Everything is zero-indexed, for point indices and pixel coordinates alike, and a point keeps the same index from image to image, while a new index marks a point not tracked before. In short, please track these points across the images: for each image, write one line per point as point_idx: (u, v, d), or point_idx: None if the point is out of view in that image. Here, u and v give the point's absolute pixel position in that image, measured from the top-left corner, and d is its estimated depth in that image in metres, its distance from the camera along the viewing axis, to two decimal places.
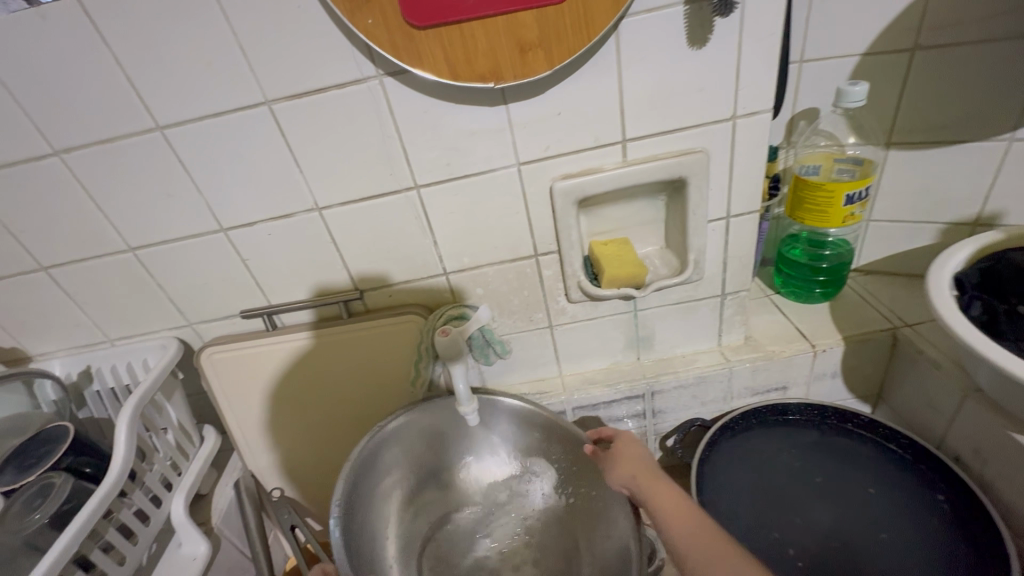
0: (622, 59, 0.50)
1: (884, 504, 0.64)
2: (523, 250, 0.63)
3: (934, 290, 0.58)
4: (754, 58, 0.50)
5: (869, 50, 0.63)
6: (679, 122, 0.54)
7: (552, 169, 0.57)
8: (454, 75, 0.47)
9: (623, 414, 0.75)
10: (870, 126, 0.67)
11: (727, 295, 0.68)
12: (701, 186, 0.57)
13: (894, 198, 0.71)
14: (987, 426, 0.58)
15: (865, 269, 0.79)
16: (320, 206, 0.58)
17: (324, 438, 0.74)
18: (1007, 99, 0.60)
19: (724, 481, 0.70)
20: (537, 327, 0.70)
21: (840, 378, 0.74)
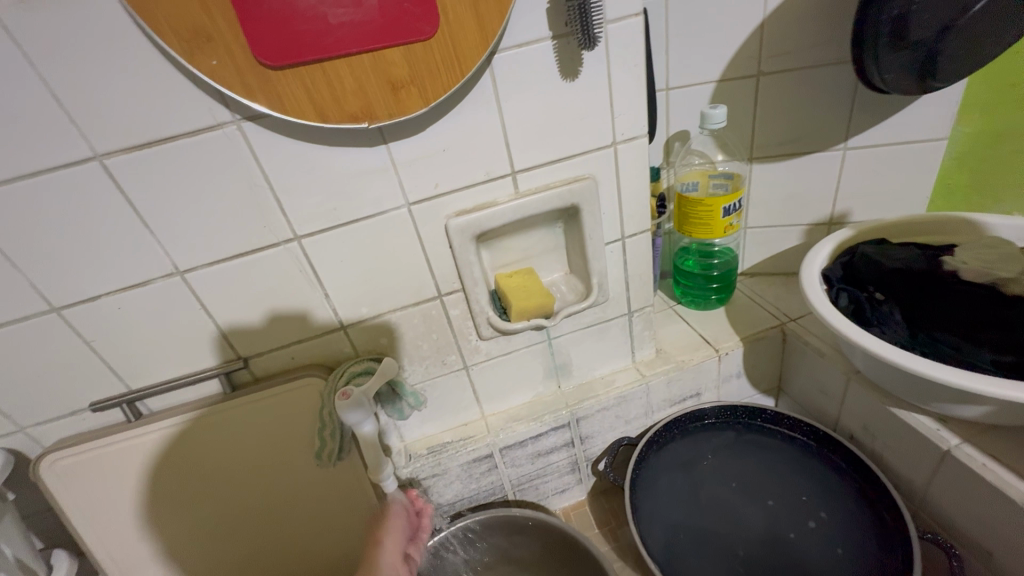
0: (499, 92, 0.49)
1: (801, 487, 0.68)
2: (425, 292, 0.59)
3: (806, 286, 0.64)
4: (625, 88, 0.53)
5: (721, 77, 0.69)
6: (564, 152, 0.55)
7: (444, 207, 0.54)
8: (322, 117, 0.44)
9: (551, 446, 0.74)
10: (733, 144, 0.74)
11: (633, 312, 0.70)
12: (593, 211, 0.58)
13: (762, 206, 0.78)
14: (868, 404, 0.63)
15: (750, 272, 0.86)
16: (181, 269, 0.50)
17: (217, 537, 0.64)
18: (836, 114, 0.69)
19: (658, 496, 0.71)
20: (452, 370, 0.66)
21: (744, 377, 0.78)
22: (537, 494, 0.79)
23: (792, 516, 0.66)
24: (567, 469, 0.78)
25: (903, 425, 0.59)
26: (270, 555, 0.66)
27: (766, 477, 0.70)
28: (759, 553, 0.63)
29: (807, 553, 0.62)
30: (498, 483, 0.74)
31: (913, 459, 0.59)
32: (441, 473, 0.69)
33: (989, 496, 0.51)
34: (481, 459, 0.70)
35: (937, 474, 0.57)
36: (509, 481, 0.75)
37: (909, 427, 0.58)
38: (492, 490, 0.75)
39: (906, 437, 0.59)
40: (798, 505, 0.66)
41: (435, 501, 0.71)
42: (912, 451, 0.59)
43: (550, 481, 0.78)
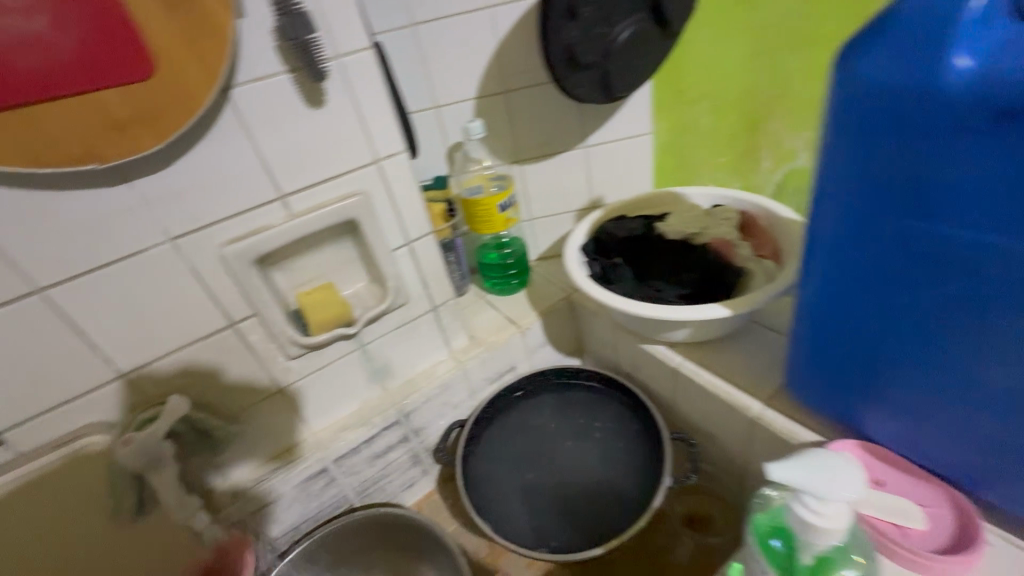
0: (246, 123, 0.52)
1: (593, 418, 0.83)
2: (214, 323, 0.59)
3: (568, 260, 0.77)
4: (374, 111, 0.59)
5: (478, 94, 0.81)
6: (330, 172, 0.60)
7: (214, 237, 0.55)
8: (33, 160, 0.42)
9: (387, 446, 0.78)
10: (501, 149, 0.86)
11: (438, 307, 0.78)
12: (372, 222, 0.64)
13: (538, 200, 0.92)
14: (631, 346, 0.80)
15: (544, 255, 1.00)
16: None
17: None
18: (572, 120, 0.85)
19: (490, 466, 0.79)
20: (265, 396, 0.67)
21: (549, 345, 0.91)
22: (384, 495, 0.82)
23: (586, 442, 0.81)
24: (410, 464, 0.82)
25: (651, 356, 0.76)
26: None
27: (571, 418, 0.84)
28: (568, 487, 0.76)
29: (600, 470, 0.77)
30: (340, 495, 0.76)
31: (662, 380, 0.77)
32: (275, 499, 0.69)
33: (703, 393, 0.69)
34: (316, 476, 0.72)
35: (677, 388, 0.74)
36: (352, 491, 0.77)
37: (655, 357, 0.75)
38: (336, 503, 0.76)
39: (654, 364, 0.76)
40: (588, 431, 0.82)
41: (274, 528, 0.71)
42: (660, 375, 0.76)
43: (395, 479, 0.82)
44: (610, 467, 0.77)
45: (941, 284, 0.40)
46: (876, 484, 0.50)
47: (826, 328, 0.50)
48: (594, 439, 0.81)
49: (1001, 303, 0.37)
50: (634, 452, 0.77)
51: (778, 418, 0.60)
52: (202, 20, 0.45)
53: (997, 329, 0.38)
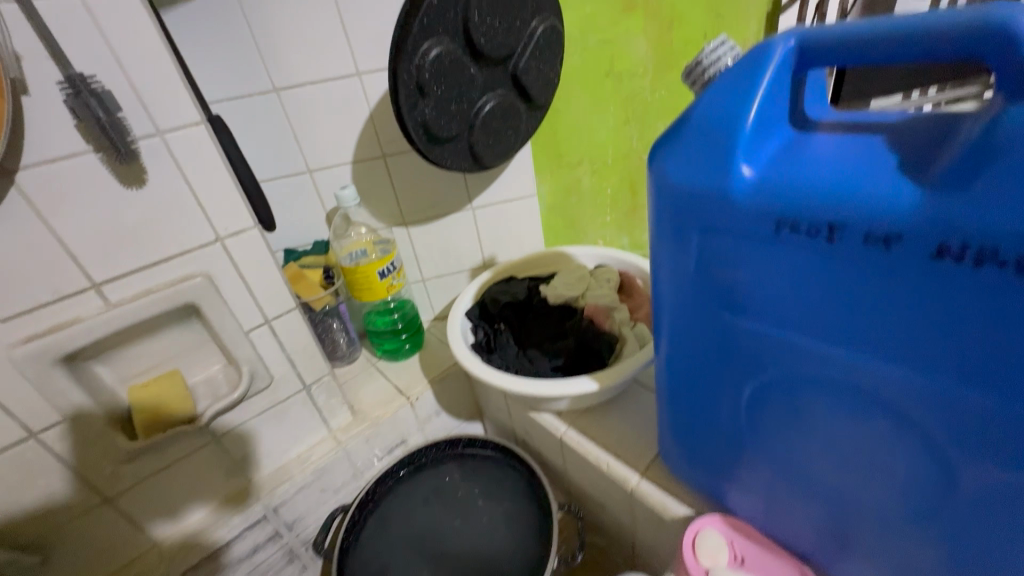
0: (39, 209, 0.46)
1: (481, 490, 0.80)
2: (6, 436, 0.50)
3: (451, 328, 0.74)
4: (210, 188, 0.54)
5: (355, 159, 0.78)
6: (159, 255, 0.53)
7: (2, 337, 0.47)
8: None
9: (252, 546, 0.69)
10: (384, 211, 0.83)
11: (310, 385, 0.72)
12: (217, 305, 0.58)
13: (429, 260, 0.90)
14: (520, 413, 0.77)
15: (441, 315, 0.97)
16: None
17: None
18: (457, 182, 0.84)
19: (373, 557, 0.73)
20: (85, 511, 0.57)
21: (444, 412, 0.87)
22: None
23: (474, 519, 0.77)
24: (283, 562, 0.74)
25: (539, 424, 0.74)
26: None
27: (458, 492, 0.80)
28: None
29: (486, 549, 0.73)
30: None
31: (551, 448, 0.75)
32: None
33: (587, 464, 0.67)
34: None
35: (564, 456, 0.72)
36: None
37: (542, 425, 0.73)
38: None
39: (542, 432, 0.74)
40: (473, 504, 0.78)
41: None
42: (548, 443, 0.74)
43: None
44: (497, 545, 0.73)
45: (764, 379, 0.40)
46: (737, 562, 0.49)
47: (679, 407, 0.50)
48: (482, 515, 0.77)
49: (813, 398, 0.38)
50: (520, 526, 0.74)
51: (652, 490, 0.59)
52: None
53: (814, 421, 0.39)
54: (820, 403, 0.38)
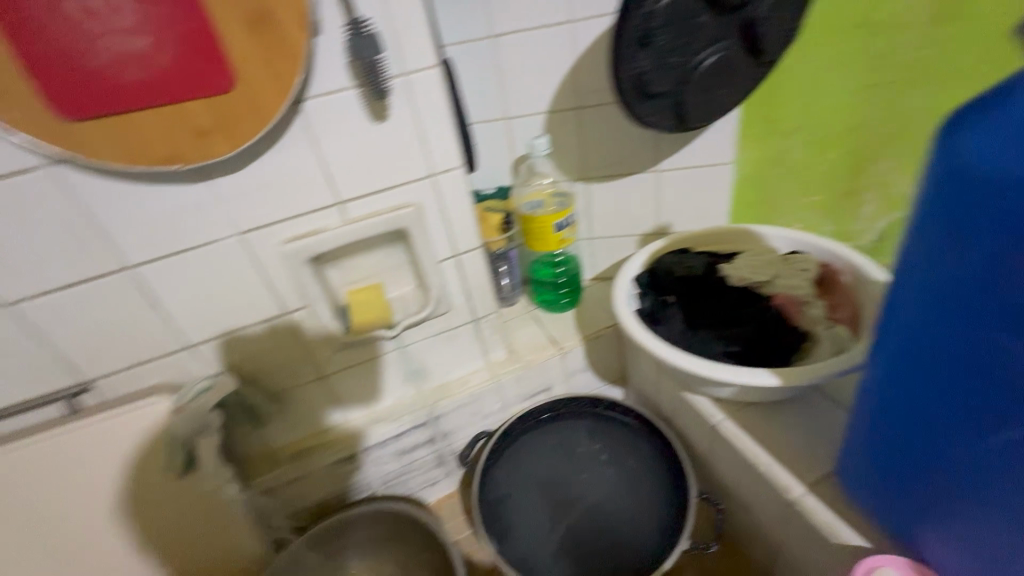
0: (313, 133, 0.56)
1: (610, 452, 0.82)
2: (269, 311, 0.64)
3: (617, 293, 0.73)
4: (434, 127, 0.60)
5: (550, 109, 0.79)
6: (387, 183, 0.62)
7: (276, 234, 0.60)
8: (132, 160, 0.48)
9: (413, 444, 0.81)
10: (568, 164, 0.84)
11: (480, 319, 0.78)
12: (421, 233, 0.66)
13: (600, 220, 0.89)
14: (672, 390, 0.75)
15: (600, 276, 0.97)
16: (10, 300, 0.53)
17: (78, 550, 0.66)
18: (647, 142, 0.80)
19: (508, 484, 0.80)
20: (308, 381, 0.72)
21: (590, 370, 0.89)
22: (407, 489, 0.85)
23: (601, 476, 0.80)
24: (434, 464, 0.85)
25: (692, 406, 0.71)
26: (136, 563, 0.69)
27: (586, 447, 0.83)
28: (581, 524, 0.75)
29: (610, 508, 0.76)
30: (366, 481, 0.81)
31: (699, 433, 0.71)
32: (306, 476, 0.74)
33: (741, 460, 0.63)
34: (345, 461, 0.76)
35: (714, 445, 0.69)
36: (377, 479, 0.81)
37: (696, 408, 0.70)
38: (361, 488, 0.81)
39: (693, 415, 0.71)
40: (596, 461, 0.81)
41: (302, 502, 0.77)
42: (698, 427, 0.71)
43: (418, 476, 0.84)
44: (623, 508, 0.76)
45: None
46: None
47: (881, 430, 0.43)
48: (609, 475, 0.79)
49: None
50: (649, 497, 0.75)
51: (819, 508, 0.54)
52: (279, 40, 0.47)
53: None
54: None
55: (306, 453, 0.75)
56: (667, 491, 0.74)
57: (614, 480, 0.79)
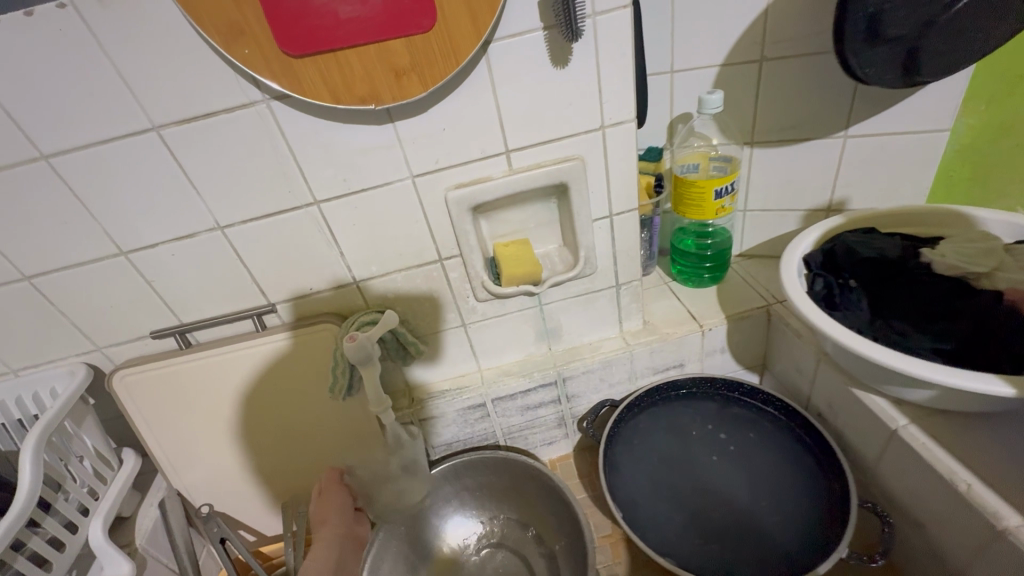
0: (494, 79, 0.55)
1: (746, 441, 0.77)
2: (427, 255, 0.67)
3: (786, 270, 0.65)
4: (613, 76, 0.56)
5: (725, 62, 0.71)
6: (555, 134, 0.60)
7: (445, 180, 0.61)
8: (335, 98, 0.51)
9: (539, 401, 0.81)
10: (734, 126, 0.76)
11: (621, 285, 0.75)
12: (581, 189, 0.63)
13: (761, 191, 0.80)
14: (835, 385, 0.67)
15: (747, 253, 0.88)
16: (221, 225, 0.60)
17: (254, 451, 0.76)
18: (838, 102, 0.70)
19: (632, 455, 0.78)
20: (451, 326, 0.74)
21: (728, 352, 0.83)
22: (526, 444, 0.87)
23: (735, 464, 0.75)
24: (554, 424, 0.85)
25: (863, 406, 0.63)
26: (295, 469, 0.78)
27: (718, 431, 0.79)
28: (712, 511, 0.71)
29: (745, 497, 0.71)
30: (490, 430, 0.83)
31: (866, 436, 0.64)
32: (440, 416, 0.79)
33: (926, 474, 0.55)
34: (475, 407, 0.79)
35: (886, 451, 0.61)
36: (500, 430, 0.84)
37: (868, 408, 0.62)
38: (484, 436, 0.84)
39: (862, 415, 0.63)
40: (732, 448, 0.76)
41: (433, 440, 0.82)
42: (866, 429, 0.63)
43: (538, 433, 0.86)
44: (760, 500, 0.71)
45: None
46: None
47: None
48: (744, 464, 0.75)
49: None
50: (793, 494, 0.69)
51: None
52: None
53: None
54: None
55: (442, 396, 0.78)
56: (816, 491, 0.68)
57: (751, 471, 0.74)
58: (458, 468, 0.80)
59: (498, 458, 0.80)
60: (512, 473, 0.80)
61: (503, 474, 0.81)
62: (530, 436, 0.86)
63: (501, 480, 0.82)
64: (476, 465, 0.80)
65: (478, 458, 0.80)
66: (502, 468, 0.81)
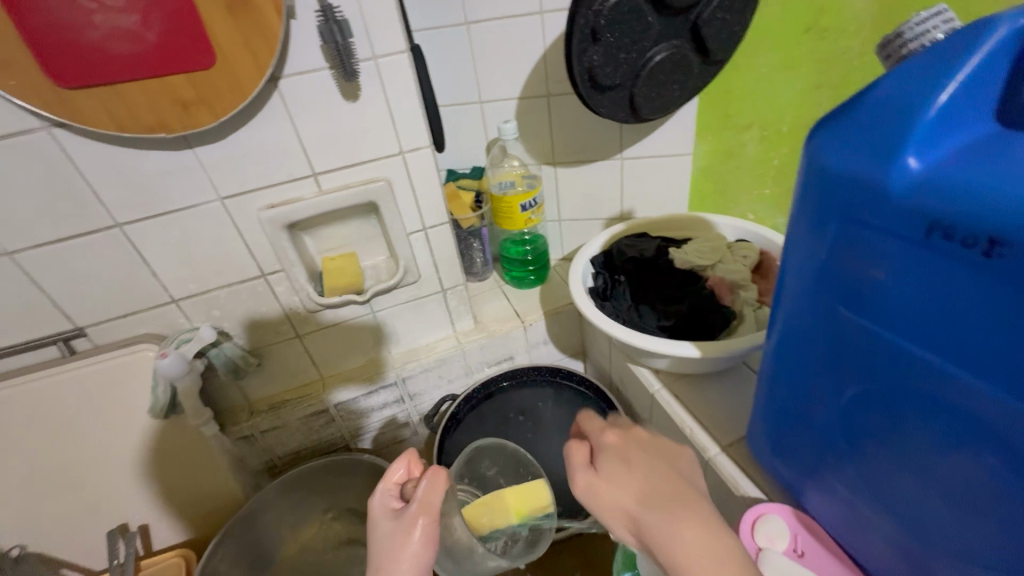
0: (289, 110, 0.61)
1: (564, 418, 0.89)
2: (249, 272, 0.70)
3: (573, 269, 0.78)
4: (403, 109, 0.65)
5: (521, 95, 0.83)
6: (358, 158, 0.67)
7: (256, 201, 0.65)
8: (120, 127, 0.53)
9: (382, 402, 0.87)
10: (538, 149, 0.88)
11: (447, 290, 0.84)
12: (390, 207, 0.71)
13: (568, 203, 0.94)
14: (620, 362, 0.81)
15: (568, 257, 1.02)
16: (9, 250, 0.59)
17: (72, 483, 0.73)
18: (612, 131, 0.85)
19: (468, 442, 0.87)
20: (284, 338, 0.78)
21: (551, 343, 0.95)
22: (376, 443, 0.93)
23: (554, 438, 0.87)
24: (402, 422, 0.92)
25: (636, 377, 0.77)
26: (123, 496, 0.76)
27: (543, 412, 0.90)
28: None
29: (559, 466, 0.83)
30: (337, 434, 0.88)
31: (641, 401, 0.78)
32: (281, 425, 0.81)
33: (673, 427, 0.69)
34: (318, 414, 0.83)
35: (652, 411, 0.75)
36: (348, 433, 0.88)
37: (639, 379, 0.76)
38: (333, 440, 0.88)
39: (637, 385, 0.78)
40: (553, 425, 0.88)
41: (278, 450, 0.84)
42: (640, 396, 0.78)
43: (387, 432, 0.92)
44: None
45: (872, 382, 0.38)
46: (795, 554, 0.50)
47: (774, 393, 0.50)
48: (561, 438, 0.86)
49: (922, 415, 0.36)
50: None
51: (728, 465, 0.61)
52: (256, 22, 0.52)
53: (917, 439, 0.37)
54: (928, 425, 0.36)
55: (282, 407, 0.81)
56: None
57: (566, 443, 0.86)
58: (301, 475, 0.82)
59: (342, 461, 0.84)
60: (358, 474, 0.85)
61: (350, 476, 0.85)
62: (379, 436, 0.92)
63: (348, 480, 0.86)
64: (320, 469, 0.83)
65: (321, 463, 0.83)
66: (348, 470, 0.85)
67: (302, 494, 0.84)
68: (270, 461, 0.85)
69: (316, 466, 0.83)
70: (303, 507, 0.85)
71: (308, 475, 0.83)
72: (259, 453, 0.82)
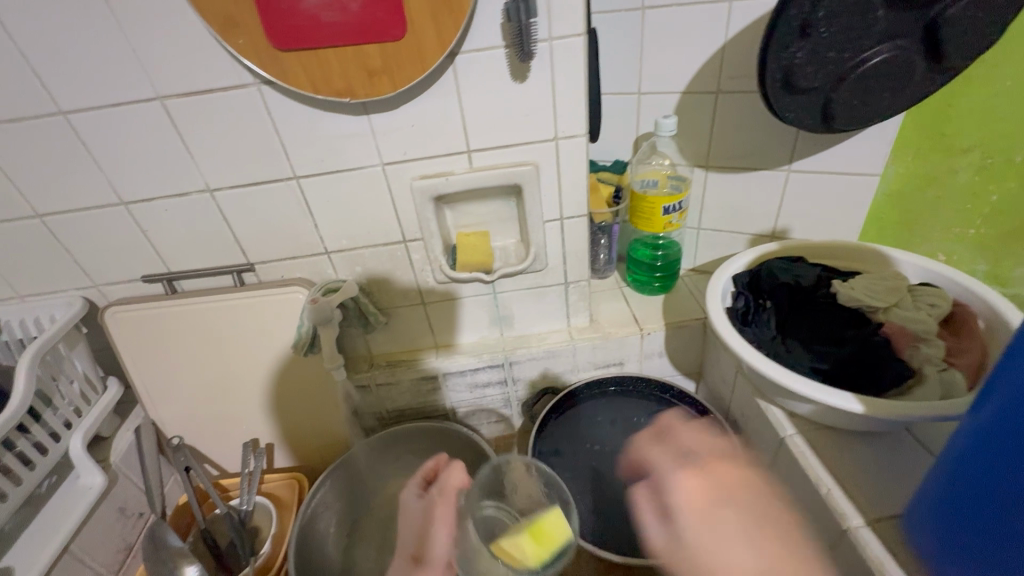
0: (459, 86, 0.62)
1: None
2: (393, 236, 0.74)
3: (713, 285, 0.71)
4: (566, 94, 0.63)
5: (686, 89, 0.77)
6: (513, 140, 0.67)
7: (411, 170, 0.68)
8: (315, 89, 0.58)
9: (486, 380, 0.89)
10: (693, 150, 0.82)
11: (570, 283, 0.82)
12: (533, 191, 0.70)
13: (713, 211, 0.86)
14: (746, 394, 0.74)
15: (699, 268, 0.95)
16: (211, 188, 0.68)
17: (224, 394, 0.84)
18: (783, 139, 0.76)
19: (563, 439, 0.85)
20: (412, 303, 0.82)
21: (665, 357, 0.90)
22: (472, 418, 0.95)
23: None
24: (501, 403, 0.93)
25: (764, 415, 0.69)
26: (259, 415, 0.86)
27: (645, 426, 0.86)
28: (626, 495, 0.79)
29: None
30: (440, 401, 0.91)
31: (764, 442, 0.70)
32: (394, 382, 0.86)
33: (804, 481, 0.61)
34: (428, 379, 0.87)
35: (777, 456, 0.67)
36: (450, 402, 0.92)
37: (767, 417, 0.69)
38: (435, 406, 0.92)
39: (763, 423, 0.70)
40: None
41: (387, 404, 0.90)
42: (765, 435, 0.70)
43: (485, 409, 0.94)
44: None
45: None
46: None
47: (960, 483, 0.41)
48: None
49: None
50: None
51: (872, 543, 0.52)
52: None
53: None
54: None
55: (398, 364, 0.86)
56: None
57: None
58: (404, 431, 0.87)
59: (442, 427, 0.87)
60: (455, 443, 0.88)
61: (446, 443, 0.88)
62: (478, 411, 0.94)
63: (443, 447, 0.89)
64: (421, 429, 0.88)
65: (423, 424, 0.88)
66: (445, 437, 0.88)
67: (402, 449, 0.89)
68: (377, 412, 0.91)
69: (417, 426, 0.87)
70: (401, 461, 0.90)
71: (409, 432, 0.88)
72: (371, 403, 0.89)
